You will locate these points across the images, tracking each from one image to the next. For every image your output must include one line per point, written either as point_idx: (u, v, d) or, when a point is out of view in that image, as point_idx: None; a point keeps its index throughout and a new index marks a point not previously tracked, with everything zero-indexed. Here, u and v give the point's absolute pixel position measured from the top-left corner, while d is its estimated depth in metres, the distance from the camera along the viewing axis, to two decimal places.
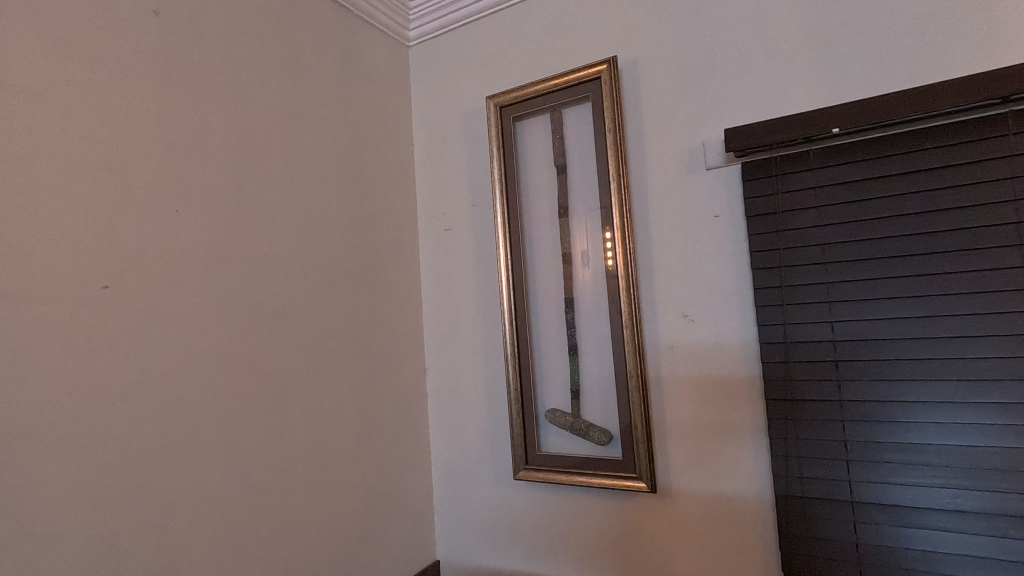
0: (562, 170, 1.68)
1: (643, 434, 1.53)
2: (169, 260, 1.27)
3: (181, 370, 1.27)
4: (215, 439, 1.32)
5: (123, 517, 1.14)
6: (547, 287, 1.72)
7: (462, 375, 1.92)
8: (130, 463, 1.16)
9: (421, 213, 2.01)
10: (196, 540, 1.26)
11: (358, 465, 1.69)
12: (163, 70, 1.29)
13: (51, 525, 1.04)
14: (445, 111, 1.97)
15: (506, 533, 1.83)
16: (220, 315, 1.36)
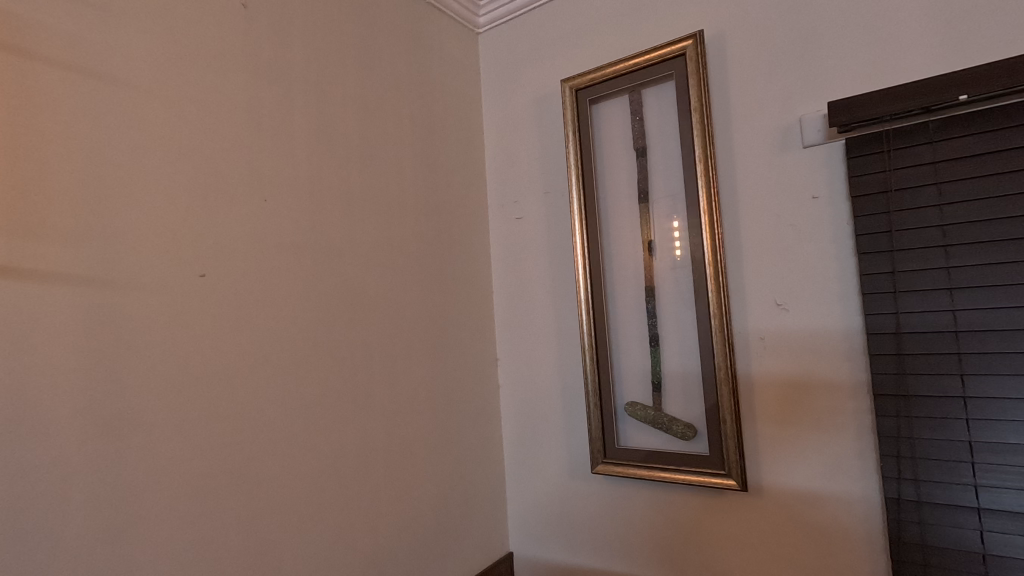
0: (642, 154, 1.61)
1: (733, 428, 1.45)
2: (258, 250, 1.30)
3: (270, 357, 1.31)
4: (301, 425, 1.36)
5: (219, 497, 1.19)
6: (626, 276, 1.66)
7: (536, 366, 1.89)
8: (226, 446, 1.21)
9: (492, 202, 1.99)
10: (284, 523, 1.30)
11: (433, 454, 1.70)
12: (250, 63, 1.32)
13: (159, 499, 1.10)
14: (516, 97, 1.93)
15: (581, 527, 1.80)
16: (305, 303, 1.39)
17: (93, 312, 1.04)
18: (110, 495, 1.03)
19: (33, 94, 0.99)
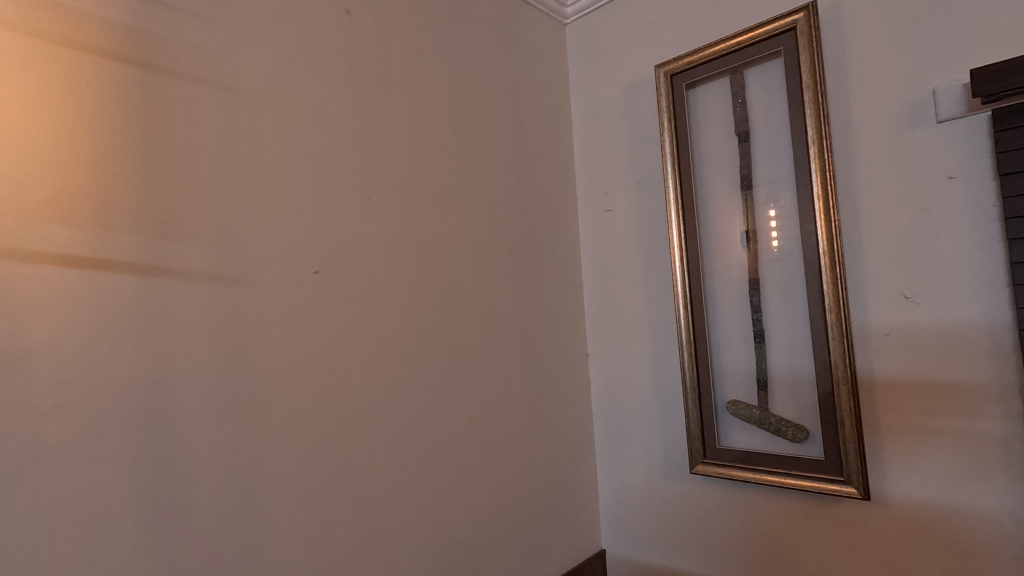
0: (745, 138, 1.53)
1: (853, 432, 1.34)
2: (363, 248, 1.35)
3: (375, 349, 1.36)
4: (404, 416, 1.40)
5: (331, 481, 1.26)
6: (727, 268, 1.57)
7: (629, 361, 1.84)
8: (337, 434, 1.28)
9: (581, 194, 1.96)
10: (389, 509, 1.35)
11: (526, 448, 1.70)
12: (353, 68, 1.38)
13: (279, 482, 1.18)
14: (606, 86, 1.89)
15: (679, 529, 1.74)
16: (405, 298, 1.43)
17: (222, 307, 1.12)
18: (238, 476, 1.12)
19: (171, 108, 1.09)
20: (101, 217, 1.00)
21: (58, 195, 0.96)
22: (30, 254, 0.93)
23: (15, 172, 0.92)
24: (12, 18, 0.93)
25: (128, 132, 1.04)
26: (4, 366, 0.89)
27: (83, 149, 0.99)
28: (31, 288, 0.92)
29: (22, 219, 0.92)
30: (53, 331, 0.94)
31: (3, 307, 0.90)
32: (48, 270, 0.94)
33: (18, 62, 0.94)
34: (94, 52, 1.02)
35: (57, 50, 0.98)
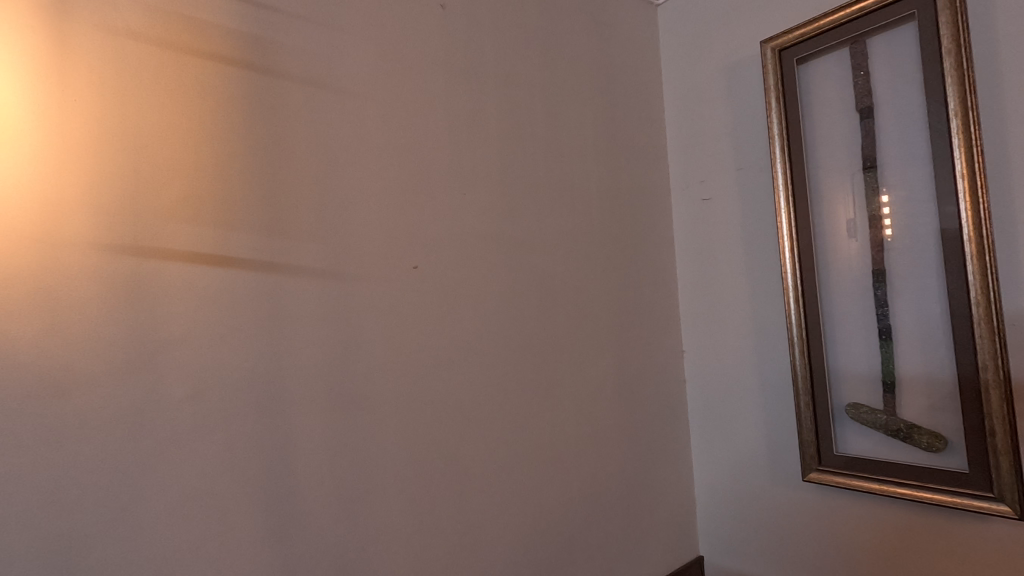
0: (868, 115, 1.39)
1: (1006, 442, 1.18)
2: (458, 242, 1.35)
3: (471, 344, 1.36)
4: (501, 411, 1.39)
5: (432, 474, 1.27)
6: (846, 257, 1.44)
7: (729, 359, 1.74)
8: (437, 427, 1.29)
9: (675, 183, 1.87)
10: (487, 504, 1.35)
11: (621, 447, 1.64)
12: (448, 62, 1.38)
13: (384, 473, 1.20)
14: (703, 68, 1.78)
15: (788, 540, 1.61)
16: (500, 292, 1.42)
17: (330, 302, 1.16)
18: (345, 466, 1.16)
19: (283, 110, 1.14)
20: (223, 215, 1.05)
21: (186, 196, 1.02)
22: (163, 252, 1.00)
23: (150, 176, 0.99)
24: (147, 32, 1.01)
25: (246, 134, 1.09)
26: (144, 356, 0.97)
27: (208, 152, 1.05)
28: (165, 283, 0.99)
29: (158, 220, 1.00)
30: (184, 324, 1.01)
31: (143, 301, 0.97)
32: (179, 266, 1.01)
33: (153, 74, 1.01)
34: (217, 59, 1.08)
35: (185, 59, 1.04)
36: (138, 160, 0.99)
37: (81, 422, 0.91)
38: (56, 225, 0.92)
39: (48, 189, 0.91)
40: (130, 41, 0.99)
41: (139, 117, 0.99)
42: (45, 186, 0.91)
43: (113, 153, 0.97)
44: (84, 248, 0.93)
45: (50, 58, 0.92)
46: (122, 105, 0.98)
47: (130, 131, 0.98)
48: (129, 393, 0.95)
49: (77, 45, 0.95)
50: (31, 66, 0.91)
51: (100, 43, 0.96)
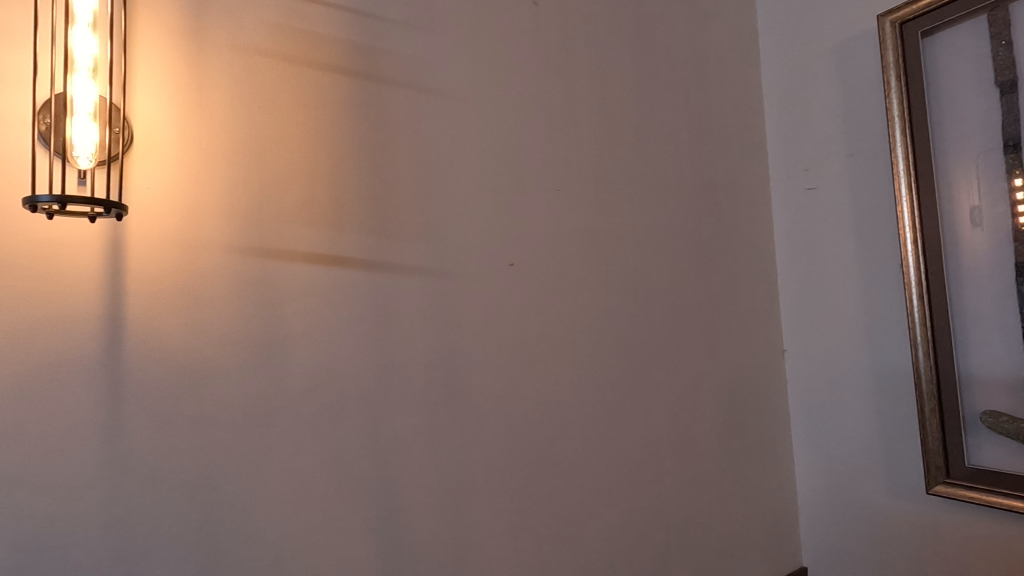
0: (1009, 90, 1.25)
1: None
2: (552, 239, 1.36)
3: (565, 340, 1.36)
4: (595, 408, 1.38)
5: (528, 468, 1.28)
6: (979, 248, 1.30)
7: (837, 358, 1.62)
8: (532, 423, 1.30)
9: (775, 172, 1.77)
10: (581, 500, 1.34)
11: (718, 449, 1.58)
12: (541, 58, 1.38)
13: (483, 466, 1.23)
14: (807, 48, 1.67)
15: (906, 556, 1.49)
16: (593, 288, 1.40)
17: (431, 300, 1.20)
18: (446, 458, 1.19)
19: (388, 114, 1.18)
20: (335, 218, 1.12)
21: (305, 201, 1.10)
22: (285, 253, 1.07)
23: (273, 183, 1.07)
24: (268, 48, 1.08)
25: (356, 139, 1.15)
26: (269, 349, 1.05)
27: (322, 158, 1.12)
28: (286, 282, 1.07)
29: (280, 223, 1.07)
30: (303, 320, 1.08)
31: (268, 300, 1.06)
32: (299, 266, 1.08)
33: (275, 86, 1.08)
34: (329, 69, 1.13)
35: (302, 70, 1.11)
36: (263, 168, 1.07)
37: (218, 409, 1.01)
38: (197, 231, 1.01)
39: (187, 197, 1.01)
40: (256, 57, 1.07)
41: (263, 128, 1.07)
42: (188, 195, 1.01)
43: (242, 163, 1.05)
44: (220, 251, 1.03)
45: (189, 77, 1.01)
46: (249, 118, 1.06)
47: (256, 141, 1.06)
48: (257, 383, 1.04)
49: (211, 65, 1.03)
50: (175, 85, 1.00)
51: (230, 61, 1.05)
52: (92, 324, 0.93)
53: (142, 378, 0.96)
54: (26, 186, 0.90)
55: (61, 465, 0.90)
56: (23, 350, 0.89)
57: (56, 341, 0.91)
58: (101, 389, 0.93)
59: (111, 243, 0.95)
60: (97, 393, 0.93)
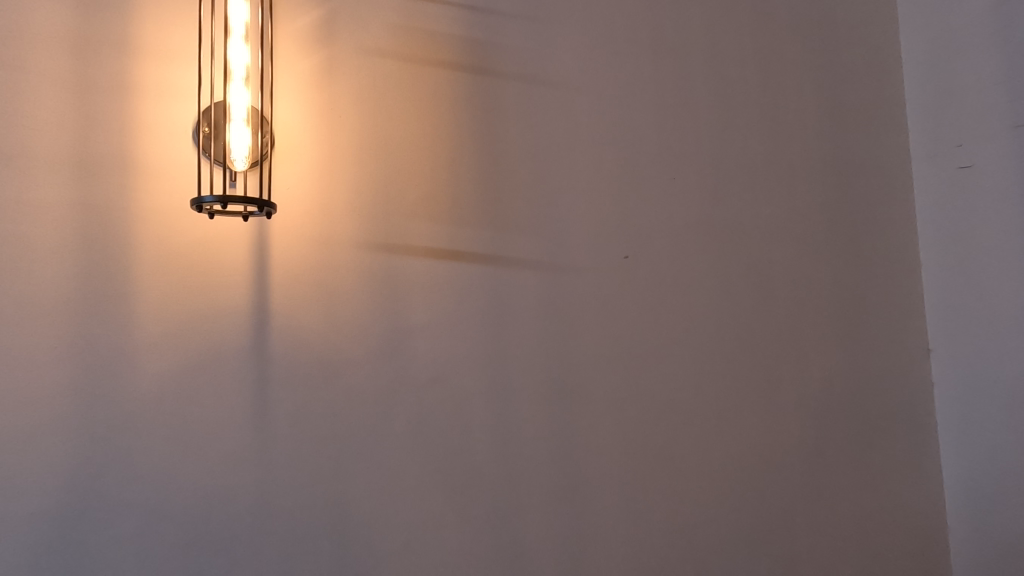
0: None
1: None
2: (668, 231, 1.30)
3: (683, 336, 1.29)
4: (716, 408, 1.31)
5: (645, 469, 1.24)
6: None
7: (998, 361, 1.42)
8: (649, 422, 1.25)
9: (917, 152, 1.58)
10: (701, 506, 1.27)
11: (852, 458, 1.44)
12: (656, 41, 1.32)
13: (599, 464, 1.20)
14: (959, 10, 1.49)
15: None
16: (713, 282, 1.33)
17: (546, 293, 1.20)
18: (562, 454, 1.18)
19: (501, 108, 1.19)
20: (454, 213, 1.14)
21: (424, 197, 1.13)
22: (408, 249, 1.11)
23: (395, 180, 1.11)
24: (392, 50, 1.12)
25: (473, 135, 1.17)
26: (395, 341, 1.10)
27: (440, 155, 1.14)
28: (410, 276, 1.11)
29: (404, 219, 1.11)
30: (426, 313, 1.12)
31: (392, 293, 1.10)
32: (420, 261, 1.12)
33: (398, 86, 1.12)
34: (445, 66, 1.16)
35: (422, 70, 1.14)
36: (386, 166, 1.11)
37: (351, 398, 1.06)
38: (329, 228, 1.07)
39: (321, 196, 1.07)
40: (380, 59, 1.12)
41: (386, 127, 1.11)
42: (321, 194, 1.07)
43: (368, 161, 1.10)
44: (350, 247, 1.08)
45: (320, 82, 1.08)
46: (373, 117, 1.10)
47: (379, 140, 1.11)
48: (385, 373, 1.08)
49: (339, 69, 1.09)
50: (311, 90, 1.07)
51: (358, 64, 1.10)
52: (241, 317, 1.01)
53: (285, 367, 1.03)
54: (187, 192, 0.98)
55: (220, 447, 0.98)
56: (187, 340, 0.98)
57: (212, 332, 0.99)
58: (251, 378, 1.01)
59: (257, 243, 1.03)
60: (248, 380, 1.01)
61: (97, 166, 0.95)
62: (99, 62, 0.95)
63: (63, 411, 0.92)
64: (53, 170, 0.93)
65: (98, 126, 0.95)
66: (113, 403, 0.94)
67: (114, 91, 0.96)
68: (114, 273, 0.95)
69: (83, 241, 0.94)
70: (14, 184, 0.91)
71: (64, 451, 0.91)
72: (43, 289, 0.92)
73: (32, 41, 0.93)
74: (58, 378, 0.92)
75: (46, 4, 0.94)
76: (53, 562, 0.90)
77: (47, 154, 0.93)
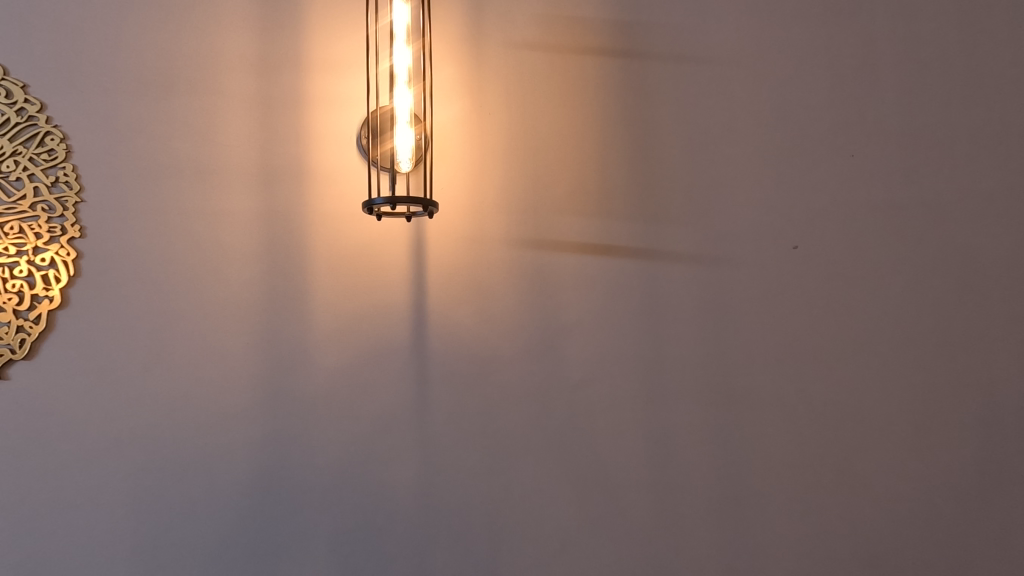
0: None
1: None
2: (846, 215, 1.14)
3: (867, 334, 1.13)
4: (911, 419, 1.12)
5: (823, 484, 1.10)
6: None
7: None
8: (827, 431, 1.11)
9: None
10: (894, 530, 1.10)
11: None
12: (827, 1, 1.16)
13: (768, 476, 1.09)
14: None
15: None
16: (904, 271, 1.14)
17: (705, 289, 1.11)
18: (726, 462, 1.09)
19: (652, 92, 1.12)
20: (605, 206, 1.09)
21: (574, 190, 1.09)
22: (558, 244, 1.08)
23: (544, 173, 1.08)
24: (538, 40, 1.10)
25: (622, 122, 1.11)
26: (547, 340, 1.07)
27: (589, 146, 1.10)
28: (561, 273, 1.08)
29: (553, 214, 1.08)
30: (577, 311, 1.08)
31: (544, 290, 1.07)
32: (571, 257, 1.08)
33: (545, 77, 1.09)
34: (593, 53, 1.11)
35: (569, 58, 1.10)
36: (535, 160, 1.08)
37: (505, 397, 1.05)
38: (481, 226, 1.07)
39: (473, 193, 1.07)
40: (527, 51, 1.09)
41: (533, 120, 1.09)
42: (474, 191, 1.07)
43: (516, 156, 1.08)
44: (501, 244, 1.07)
45: (469, 80, 1.08)
46: (522, 111, 1.09)
47: (527, 134, 1.08)
48: (537, 373, 1.06)
49: (488, 65, 1.08)
50: (462, 90, 1.08)
51: (506, 59, 1.09)
52: (402, 315, 1.04)
53: (443, 364, 1.04)
54: (356, 196, 1.03)
55: (387, 440, 1.02)
56: (356, 337, 1.03)
57: (377, 330, 1.03)
58: (412, 374, 1.04)
59: (415, 243, 1.05)
60: (410, 376, 1.04)
61: (279, 175, 1.02)
62: (279, 79, 1.03)
63: (254, 401, 1.00)
64: (244, 181, 1.02)
65: (279, 139, 1.03)
66: (294, 394, 1.01)
67: (292, 105, 1.03)
68: (294, 275, 1.02)
69: (268, 245, 1.02)
70: (214, 195, 1.01)
71: (256, 439, 1.00)
72: (237, 291, 1.01)
73: (224, 66, 1.03)
74: (251, 371, 1.01)
75: (235, 32, 1.03)
76: (249, 539, 0.98)
77: (240, 166, 1.02)
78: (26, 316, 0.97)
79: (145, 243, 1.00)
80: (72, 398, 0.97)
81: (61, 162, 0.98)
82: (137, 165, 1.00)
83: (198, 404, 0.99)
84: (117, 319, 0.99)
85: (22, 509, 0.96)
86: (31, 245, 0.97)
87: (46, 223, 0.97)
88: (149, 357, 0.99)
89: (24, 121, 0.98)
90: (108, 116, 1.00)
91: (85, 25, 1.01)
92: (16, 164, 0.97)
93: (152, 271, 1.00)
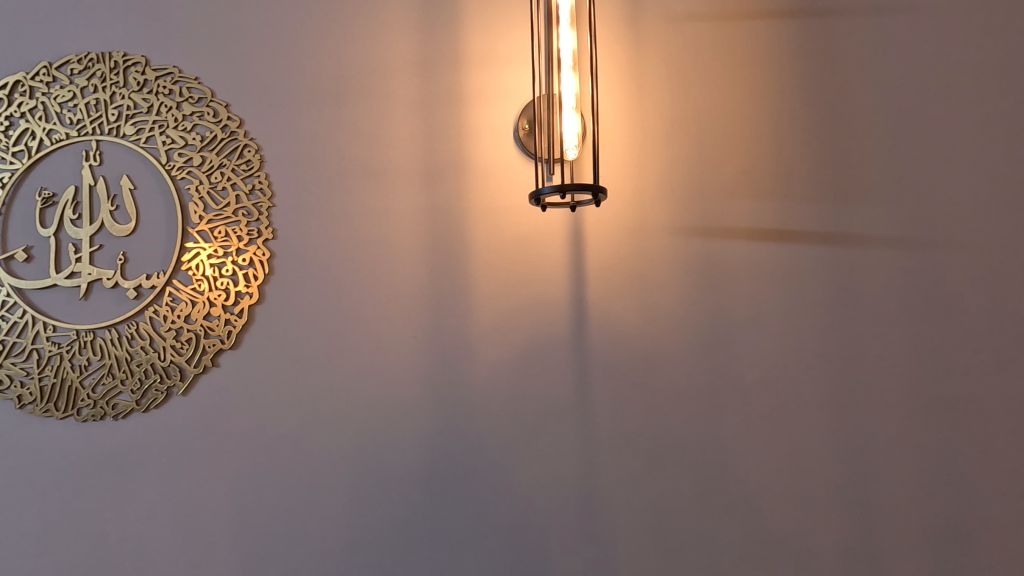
0: None
1: None
2: None
3: None
4: None
5: None
6: None
7: None
8: None
9: None
10: None
11: None
12: None
13: (990, 491, 0.94)
14: None
15: None
16: None
17: (910, 277, 0.96)
18: (939, 476, 0.94)
19: (840, 55, 0.99)
20: (785, 186, 0.98)
21: (745, 170, 0.98)
22: (729, 231, 0.98)
23: (712, 154, 0.99)
24: (702, 10, 1.01)
25: (804, 92, 0.99)
26: (720, 336, 0.98)
27: (764, 119, 0.99)
28: (733, 262, 0.98)
29: (721, 198, 0.99)
30: (754, 304, 0.97)
31: (714, 281, 0.98)
32: (744, 244, 0.98)
33: (711, 48, 1.00)
34: (767, 17, 1.00)
35: (737, 25, 1.00)
36: (701, 139, 0.99)
37: (674, 396, 0.98)
38: (642, 214, 1.00)
39: (631, 180, 1.00)
40: (689, 22, 1.01)
41: (698, 97, 1.00)
42: (632, 178, 1.00)
43: (680, 136, 1.00)
44: (664, 233, 1.00)
45: (628, 58, 1.01)
46: (685, 88, 1.00)
47: (691, 112, 1.00)
48: (709, 371, 0.97)
49: (646, 42, 1.01)
50: (617, 71, 1.01)
51: (667, 33, 1.01)
52: (562, 308, 1.01)
53: (605, 360, 1.00)
54: (516, 189, 1.04)
55: (549, 436, 1.00)
56: (516, 331, 1.02)
57: (538, 323, 1.01)
58: (573, 369, 1.00)
59: (573, 234, 1.02)
60: (570, 372, 1.00)
61: (442, 171, 1.05)
62: (441, 79, 1.06)
63: (421, 394, 1.03)
64: (408, 180, 1.05)
65: (441, 137, 1.05)
66: (459, 387, 1.02)
67: (453, 102, 1.06)
68: (456, 271, 1.04)
69: (432, 240, 1.04)
70: (382, 193, 1.06)
71: (424, 431, 1.02)
72: (403, 286, 1.04)
73: (388, 71, 1.07)
74: (417, 363, 1.03)
75: (399, 37, 1.07)
76: (420, 527, 1.01)
77: (405, 165, 1.06)
78: (232, 312, 1.05)
79: (322, 243, 1.06)
80: (266, 387, 1.04)
81: (256, 171, 1.07)
82: (315, 169, 1.07)
83: (371, 395, 1.03)
84: (299, 315, 1.05)
85: (220, 491, 1.02)
86: (234, 246, 1.06)
87: (246, 226, 1.06)
88: (324, 351, 1.04)
89: (227, 136, 1.07)
90: (289, 126, 1.08)
91: (268, 41, 1.09)
92: (221, 175, 1.06)
93: (327, 269, 1.06)
